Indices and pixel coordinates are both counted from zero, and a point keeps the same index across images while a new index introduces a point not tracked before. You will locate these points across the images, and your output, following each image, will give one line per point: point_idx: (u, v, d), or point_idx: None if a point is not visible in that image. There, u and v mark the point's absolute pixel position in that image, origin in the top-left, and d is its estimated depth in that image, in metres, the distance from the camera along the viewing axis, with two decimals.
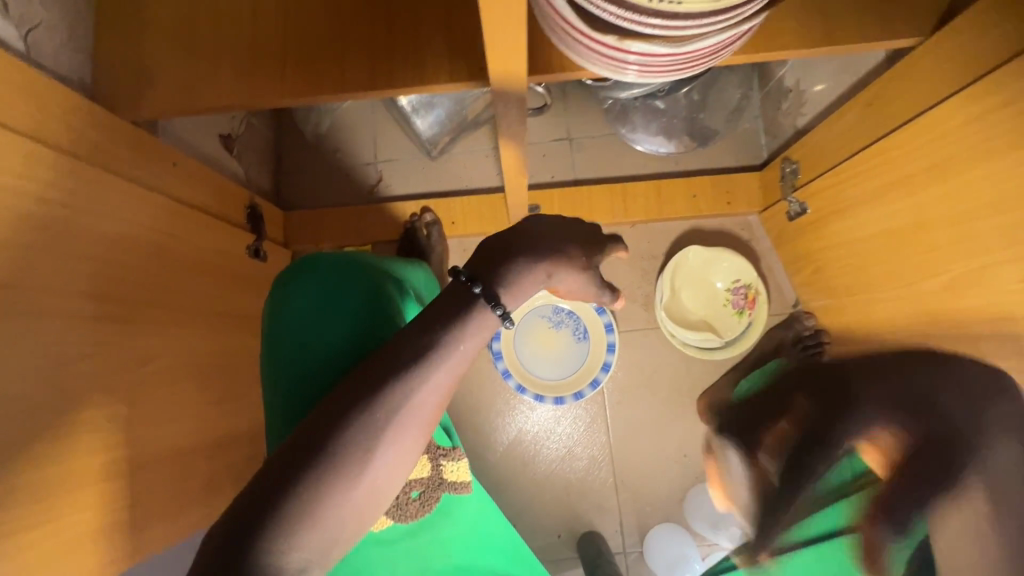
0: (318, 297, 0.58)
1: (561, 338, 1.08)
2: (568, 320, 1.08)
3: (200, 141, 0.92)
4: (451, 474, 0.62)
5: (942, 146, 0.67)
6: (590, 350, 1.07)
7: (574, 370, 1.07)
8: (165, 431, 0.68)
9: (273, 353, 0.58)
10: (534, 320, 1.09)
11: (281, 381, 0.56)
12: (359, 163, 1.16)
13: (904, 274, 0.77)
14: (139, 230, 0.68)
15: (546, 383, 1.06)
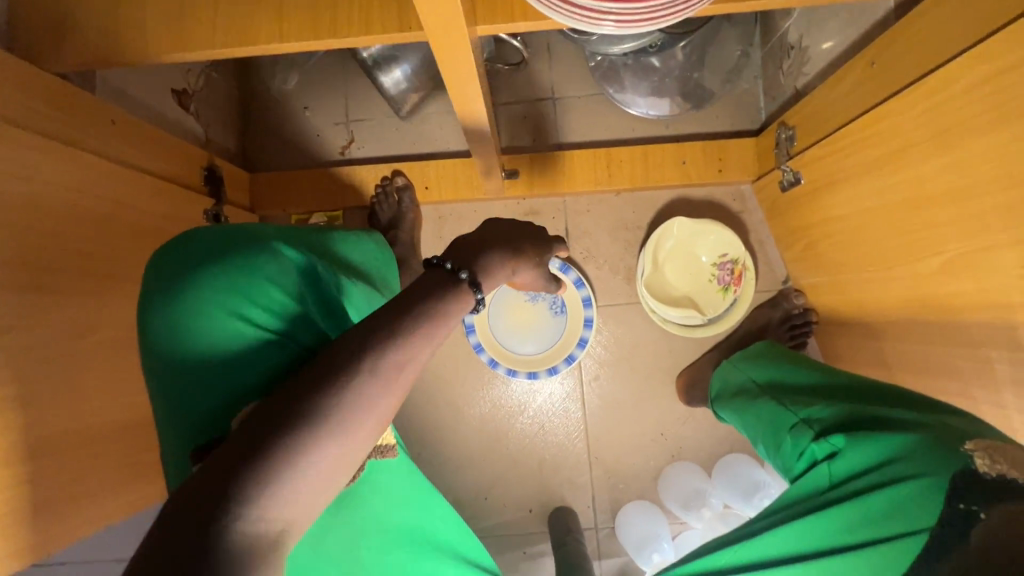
0: (244, 299, 0.53)
1: (537, 313, 1.04)
2: (544, 294, 1.04)
3: (149, 96, 0.87)
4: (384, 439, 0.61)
5: (946, 110, 0.60)
6: (566, 325, 1.03)
7: (549, 345, 1.03)
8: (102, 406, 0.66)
9: (173, 353, 0.52)
10: (510, 293, 1.04)
11: (189, 389, 0.51)
12: (328, 124, 1.09)
13: (897, 253, 0.72)
14: (67, 195, 0.64)
15: (520, 358, 1.03)
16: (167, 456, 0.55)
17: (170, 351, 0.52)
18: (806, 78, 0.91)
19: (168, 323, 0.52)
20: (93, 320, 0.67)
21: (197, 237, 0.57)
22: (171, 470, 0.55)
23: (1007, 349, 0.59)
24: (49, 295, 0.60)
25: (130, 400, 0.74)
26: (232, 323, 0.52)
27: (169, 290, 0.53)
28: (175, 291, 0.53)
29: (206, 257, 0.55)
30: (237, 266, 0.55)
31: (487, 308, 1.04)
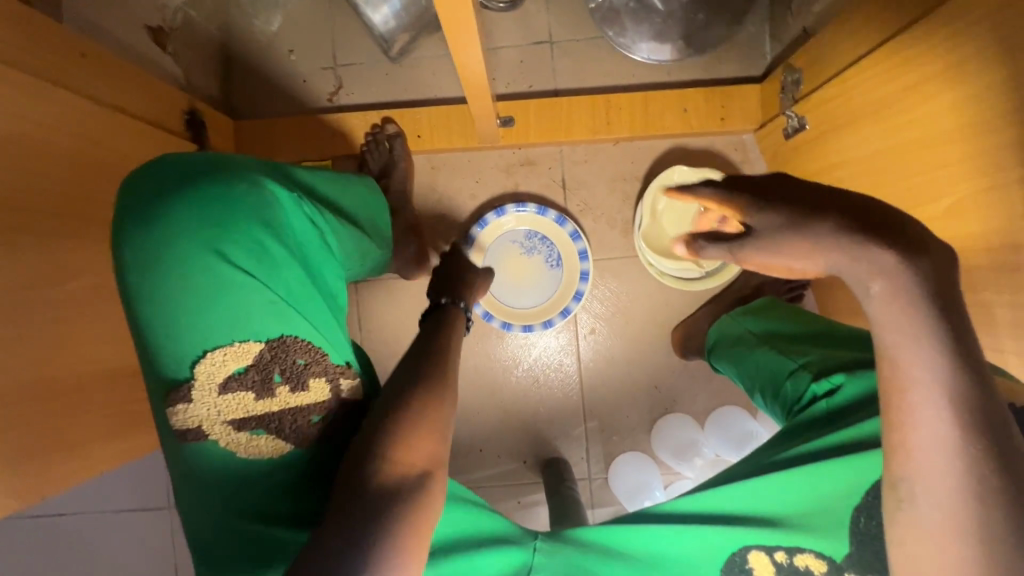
0: (221, 237, 0.52)
1: (533, 266, 1.02)
2: (540, 247, 1.02)
3: (122, 31, 0.82)
4: (351, 395, 0.57)
5: (964, 41, 0.56)
6: (562, 278, 1.01)
7: (545, 299, 1.02)
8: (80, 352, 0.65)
9: (150, 292, 0.51)
10: (506, 245, 1.02)
11: (174, 328, 0.52)
12: (315, 68, 1.04)
13: (902, 198, 0.70)
14: (35, 128, 0.60)
15: (517, 311, 1.02)
16: (156, 400, 0.54)
17: (149, 290, 0.51)
18: (816, 18, 0.87)
19: (147, 258, 0.51)
20: (72, 266, 0.65)
21: (163, 168, 0.55)
22: (159, 413, 0.54)
23: (1006, 291, 0.58)
24: (21, 237, 0.57)
25: (113, 349, 0.72)
26: (200, 256, 0.52)
27: (144, 218, 0.52)
28: (152, 222, 0.52)
29: (174, 190, 0.53)
30: (206, 195, 0.53)
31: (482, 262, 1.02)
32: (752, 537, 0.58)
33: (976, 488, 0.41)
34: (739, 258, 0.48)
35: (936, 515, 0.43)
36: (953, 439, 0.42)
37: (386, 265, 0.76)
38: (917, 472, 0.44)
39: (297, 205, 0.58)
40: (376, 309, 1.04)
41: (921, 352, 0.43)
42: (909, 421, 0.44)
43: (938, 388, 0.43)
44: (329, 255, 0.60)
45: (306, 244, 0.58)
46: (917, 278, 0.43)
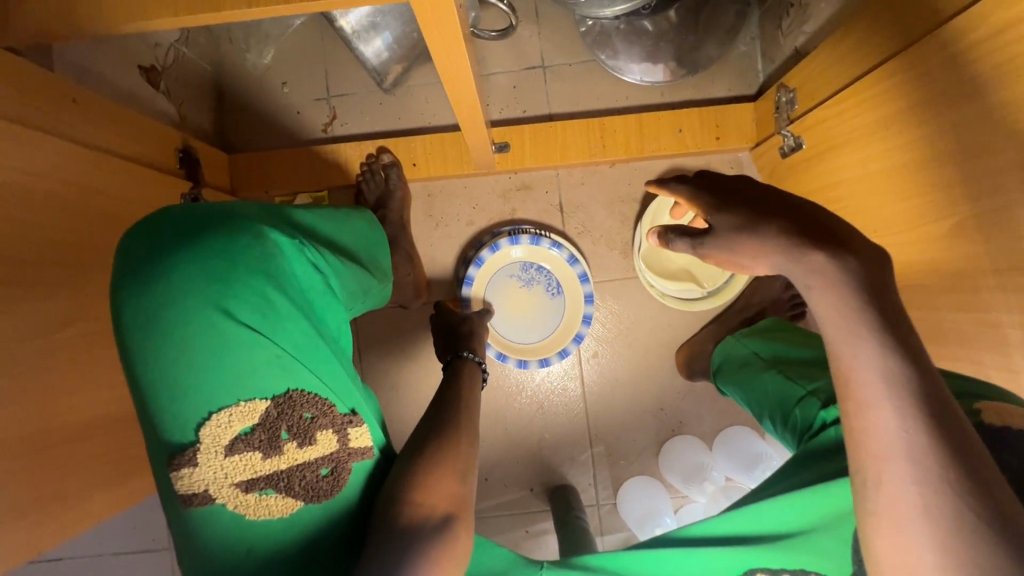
0: (224, 294, 0.52)
1: (535, 296, 1.01)
2: (538, 278, 1.01)
3: (116, 73, 0.81)
4: (358, 443, 0.56)
5: (962, 65, 0.56)
6: (567, 305, 1.01)
7: (555, 325, 1.01)
8: (72, 405, 0.64)
9: (151, 352, 0.50)
10: (504, 280, 1.01)
11: (178, 389, 0.50)
12: (309, 100, 1.04)
13: (904, 218, 0.69)
14: (28, 178, 0.60)
15: (526, 345, 1.01)
16: (156, 462, 0.53)
17: (150, 351, 0.50)
18: (807, 38, 0.87)
19: (148, 321, 0.50)
20: (69, 315, 0.64)
21: (163, 223, 0.54)
22: (162, 482, 0.52)
23: (1017, 313, 0.57)
24: (12, 287, 0.55)
25: (110, 397, 0.70)
26: (202, 314, 0.51)
27: (143, 279, 0.51)
28: (150, 284, 0.51)
29: (177, 245, 0.52)
30: (207, 251, 0.52)
31: (483, 299, 1.01)
32: (757, 560, 0.53)
33: (938, 485, 0.34)
34: (698, 250, 0.48)
35: (898, 518, 0.35)
36: (905, 428, 0.35)
37: (387, 299, 0.76)
38: (873, 471, 0.37)
39: (299, 250, 0.57)
40: (376, 340, 1.03)
41: (858, 341, 0.38)
42: (854, 409, 0.38)
43: (881, 377, 0.37)
44: (333, 298, 0.60)
45: (308, 289, 0.58)
46: (847, 275, 0.39)
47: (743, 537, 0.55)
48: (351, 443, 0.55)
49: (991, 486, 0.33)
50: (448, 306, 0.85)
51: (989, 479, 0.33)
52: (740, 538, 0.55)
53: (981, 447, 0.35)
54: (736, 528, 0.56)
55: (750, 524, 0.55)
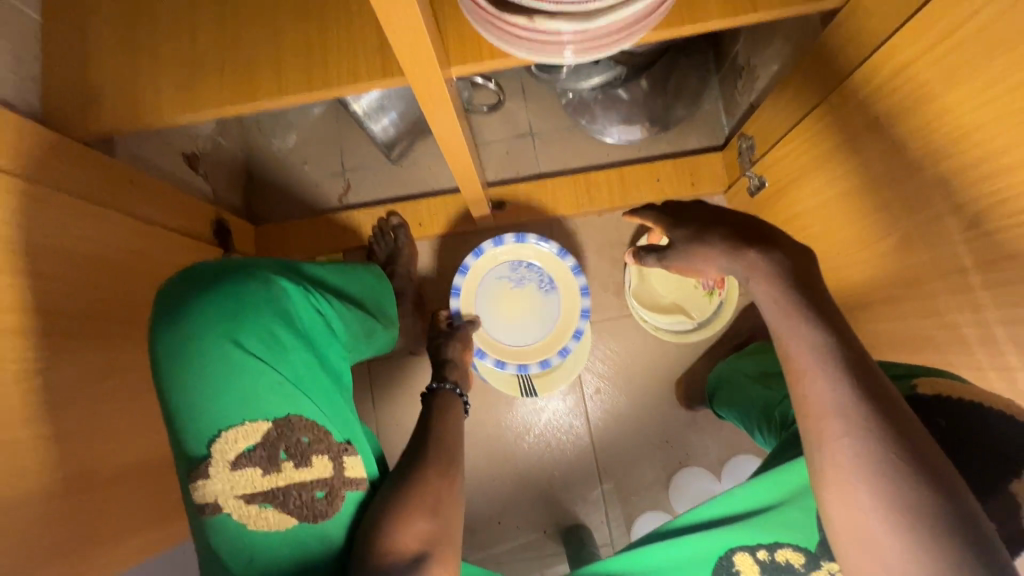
0: (236, 328, 0.60)
1: (527, 295, 1.03)
2: (529, 275, 1.03)
3: (163, 159, 0.95)
4: (353, 473, 0.60)
5: (875, 103, 0.65)
6: (559, 299, 1.03)
7: (552, 323, 1.03)
8: (118, 448, 0.70)
9: (175, 378, 0.58)
10: (495, 282, 1.03)
11: (194, 411, 0.57)
12: (326, 175, 1.17)
13: (858, 237, 0.76)
14: (90, 245, 0.70)
15: (525, 346, 1.02)
16: (179, 476, 0.59)
17: (173, 377, 0.58)
18: (759, 93, 0.99)
19: (172, 352, 0.58)
20: (117, 365, 0.71)
21: (191, 272, 0.64)
22: (184, 493, 0.58)
23: (968, 311, 0.62)
24: (71, 337, 0.64)
25: (152, 442, 0.77)
26: (215, 345, 0.58)
27: (172, 317, 0.60)
28: (176, 321, 0.59)
29: (202, 289, 0.62)
30: (224, 292, 0.61)
31: (476, 307, 1.03)
32: (732, 537, 0.54)
33: (865, 434, 0.39)
34: (663, 263, 0.56)
35: (840, 469, 0.40)
36: (835, 388, 0.41)
37: (392, 344, 0.82)
38: (815, 428, 0.42)
39: (303, 293, 0.66)
40: (389, 387, 1.09)
41: (793, 321, 0.44)
42: (797, 378, 0.43)
43: (812, 347, 0.43)
44: (333, 337, 0.68)
45: (311, 328, 0.65)
46: (772, 267, 0.47)
47: (720, 519, 0.56)
48: (346, 473, 0.59)
49: (908, 436, 0.39)
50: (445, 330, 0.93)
51: (919, 429, 0.40)
52: (717, 520, 0.57)
53: (904, 403, 0.41)
54: (714, 512, 0.57)
55: (728, 507, 0.57)
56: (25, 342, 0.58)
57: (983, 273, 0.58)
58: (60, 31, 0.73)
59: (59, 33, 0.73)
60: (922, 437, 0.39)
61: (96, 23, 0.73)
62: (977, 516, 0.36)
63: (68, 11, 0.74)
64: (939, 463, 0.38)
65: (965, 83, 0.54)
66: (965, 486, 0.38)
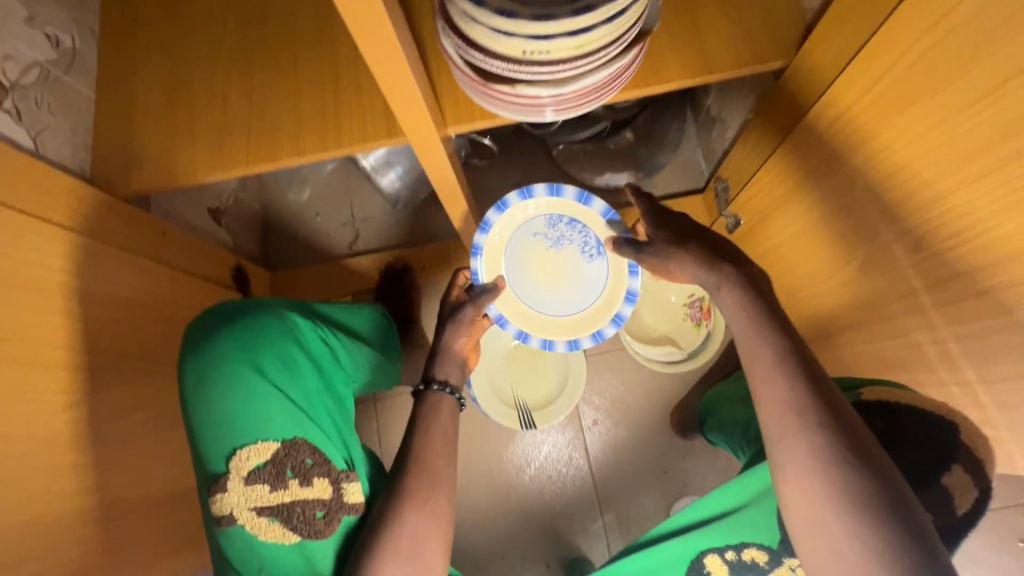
0: (256, 356, 0.66)
1: (566, 260, 0.76)
2: (570, 235, 0.76)
3: (190, 213, 1.04)
4: (351, 498, 0.64)
5: (824, 145, 0.73)
6: (605, 274, 0.76)
7: (599, 297, 0.76)
8: (146, 479, 0.75)
9: (198, 395, 0.64)
10: (525, 240, 0.76)
11: (216, 429, 0.63)
12: (338, 225, 1.27)
13: (825, 268, 0.83)
14: (125, 289, 0.77)
15: (565, 325, 0.75)
16: (200, 489, 0.63)
17: (199, 399, 0.64)
18: (730, 140, 1.08)
19: (198, 377, 0.64)
20: (144, 400, 0.77)
21: (219, 309, 0.71)
22: (203, 506, 0.63)
23: (926, 330, 0.68)
24: (106, 373, 0.70)
25: (178, 476, 0.82)
26: (236, 371, 0.65)
27: (200, 347, 0.66)
28: (204, 350, 0.66)
29: (228, 322, 0.69)
30: (245, 325, 0.68)
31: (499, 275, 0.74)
32: (706, 541, 0.64)
33: (816, 427, 0.50)
34: (638, 259, 0.64)
35: (797, 458, 0.50)
36: (790, 391, 0.52)
37: (393, 381, 0.89)
38: (771, 425, 0.53)
39: (314, 327, 0.73)
40: (395, 423, 1.13)
41: (758, 338, 0.55)
42: (760, 384, 0.54)
43: (771, 357, 0.54)
44: (339, 368, 0.74)
45: (320, 359, 0.72)
46: (737, 290, 0.57)
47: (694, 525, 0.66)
48: (345, 497, 0.63)
49: (848, 430, 0.50)
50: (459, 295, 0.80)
51: (852, 421, 0.51)
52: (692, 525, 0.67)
53: (848, 406, 0.52)
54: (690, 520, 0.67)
55: (700, 514, 0.66)
56: (64, 376, 0.64)
57: (931, 293, 0.64)
58: (109, 106, 0.84)
59: (107, 107, 0.85)
60: (853, 427, 0.51)
61: (139, 98, 0.84)
62: (900, 493, 0.47)
63: (116, 90, 0.85)
64: (868, 448, 0.49)
65: (890, 126, 0.61)
66: (894, 468, 0.49)
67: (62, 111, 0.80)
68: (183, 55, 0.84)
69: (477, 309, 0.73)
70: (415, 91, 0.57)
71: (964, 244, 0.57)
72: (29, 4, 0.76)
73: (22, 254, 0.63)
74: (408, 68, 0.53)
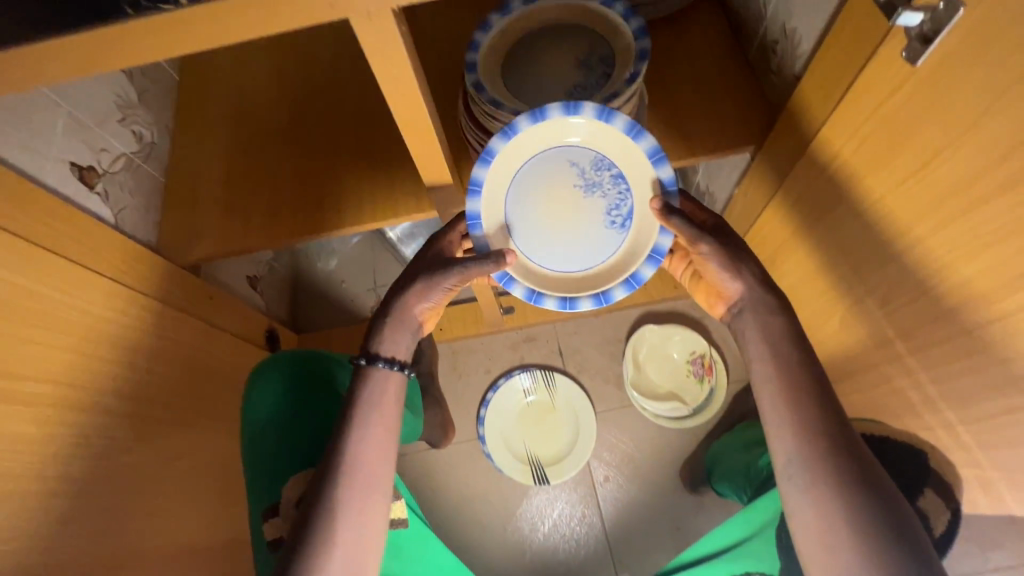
0: (304, 402, 0.83)
1: (586, 211, 0.67)
2: (607, 188, 0.66)
3: (234, 280, 1.15)
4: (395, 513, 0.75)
5: (801, 211, 0.83)
6: (613, 246, 0.67)
7: (587, 266, 0.68)
8: (175, 527, 0.79)
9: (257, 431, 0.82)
10: (561, 169, 0.65)
11: (269, 459, 0.79)
12: (362, 291, 1.38)
13: (816, 320, 0.90)
14: (174, 344, 0.86)
15: (538, 269, 0.68)
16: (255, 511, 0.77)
17: (259, 434, 0.81)
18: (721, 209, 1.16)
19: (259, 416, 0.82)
20: (183, 449, 0.83)
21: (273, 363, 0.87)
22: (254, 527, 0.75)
23: (906, 374, 0.74)
24: (152, 421, 0.77)
25: (206, 527, 0.86)
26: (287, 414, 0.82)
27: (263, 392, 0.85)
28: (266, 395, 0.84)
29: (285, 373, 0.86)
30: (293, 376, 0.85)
31: (511, 176, 0.65)
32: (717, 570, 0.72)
33: (833, 454, 0.56)
34: (694, 239, 0.62)
35: (816, 475, 0.56)
36: (813, 419, 0.58)
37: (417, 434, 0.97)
38: (790, 450, 0.57)
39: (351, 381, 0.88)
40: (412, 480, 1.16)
41: (779, 366, 0.61)
42: (769, 406, 0.60)
43: (788, 385, 0.59)
44: None
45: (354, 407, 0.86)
46: (759, 325, 0.63)
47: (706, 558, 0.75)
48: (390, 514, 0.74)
49: (859, 459, 0.56)
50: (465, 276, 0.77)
51: (862, 453, 0.57)
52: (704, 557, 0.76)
53: (857, 438, 0.58)
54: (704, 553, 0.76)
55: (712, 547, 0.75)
56: (119, 421, 0.72)
57: (905, 340, 0.71)
58: (179, 190, 0.98)
59: (177, 191, 0.98)
60: (863, 457, 0.56)
61: (205, 184, 0.98)
62: (900, 519, 0.53)
63: (186, 177, 0.99)
64: (874, 478, 0.55)
65: (848, 195, 0.71)
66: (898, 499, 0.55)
67: (139, 192, 0.93)
68: (247, 147, 0.99)
69: (463, 279, 0.65)
70: (440, 158, 0.71)
71: (920, 295, 0.65)
72: (124, 108, 0.91)
73: (95, 313, 0.73)
74: (435, 140, 0.67)
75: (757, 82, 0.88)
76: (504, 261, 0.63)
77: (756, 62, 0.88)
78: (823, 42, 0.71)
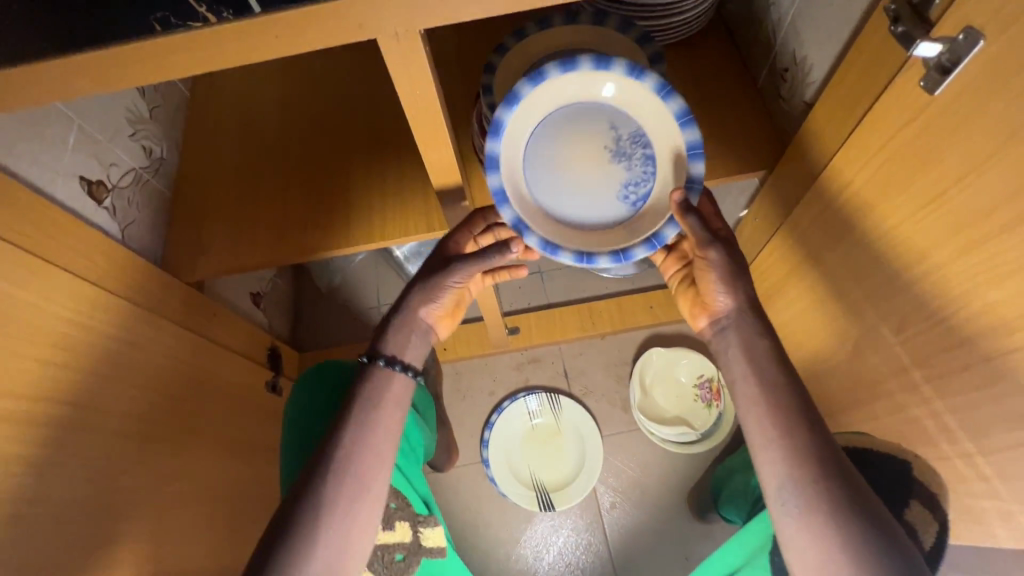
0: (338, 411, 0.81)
1: (605, 178, 0.65)
2: (636, 164, 0.64)
3: (238, 297, 1.13)
4: (430, 542, 0.74)
5: (811, 236, 0.83)
6: (618, 218, 0.65)
7: (586, 228, 0.65)
8: (173, 552, 0.76)
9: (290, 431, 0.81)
10: (602, 128, 0.64)
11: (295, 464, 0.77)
12: (366, 309, 1.37)
13: (827, 346, 0.89)
14: (177, 362, 0.84)
15: (531, 207, 0.63)
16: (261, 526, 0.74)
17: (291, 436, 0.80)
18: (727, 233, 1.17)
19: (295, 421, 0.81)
20: (183, 470, 0.80)
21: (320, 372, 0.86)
22: None
23: (923, 403, 0.73)
24: (152, 441, 0.75)
25: (207, 551, 0.83)
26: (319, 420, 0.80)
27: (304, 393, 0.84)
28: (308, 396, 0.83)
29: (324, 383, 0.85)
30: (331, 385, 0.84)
31: (548, 111, 0.63)
32: None
33: (825, 479, 0.55)
34: (704, 241, 0.61)
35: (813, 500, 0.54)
36: (805, 443, 0.57)
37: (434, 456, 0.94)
38: (781, 475, 0.56)
39: None
40: None
41: (769, 387, 0.60)
42: (756, 427, 0.59)
43: (777, 407, 0.59)
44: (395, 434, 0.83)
45: None
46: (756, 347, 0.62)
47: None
48: (423, 542, 0.74)
49: (854, 486, 0.55)
50: (473, 290, 0.78)
51: (858, 481, 0.55)
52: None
53: (851, 466, 0.57)
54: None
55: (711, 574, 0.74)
56: (118, 441, 0.69)
57: (921, 368, 0.71)
58: (185, 206, 0.98)
59: (184, 207, 0.98)
60: (857, 484, 0.55)
61: (213, 200, 0.97)
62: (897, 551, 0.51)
63: (194, 192, 0.98)
64: (872, 507, 0.53)
65: (861, 221, 0.72)
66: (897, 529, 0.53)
67: (146, 207, 0.93)
68: (256, 164, 0.99)
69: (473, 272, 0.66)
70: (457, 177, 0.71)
71: (937, 322, 0.64)
72: (135, 123, 0.91)
73: (98, 329, 0.71)
74: (453, 160, 0.67)
75: (767, 108, 0.89)
76: (507, 253, 0.64)
77: (765, 90, 0.89)
78: (835, 71, 0.72)
